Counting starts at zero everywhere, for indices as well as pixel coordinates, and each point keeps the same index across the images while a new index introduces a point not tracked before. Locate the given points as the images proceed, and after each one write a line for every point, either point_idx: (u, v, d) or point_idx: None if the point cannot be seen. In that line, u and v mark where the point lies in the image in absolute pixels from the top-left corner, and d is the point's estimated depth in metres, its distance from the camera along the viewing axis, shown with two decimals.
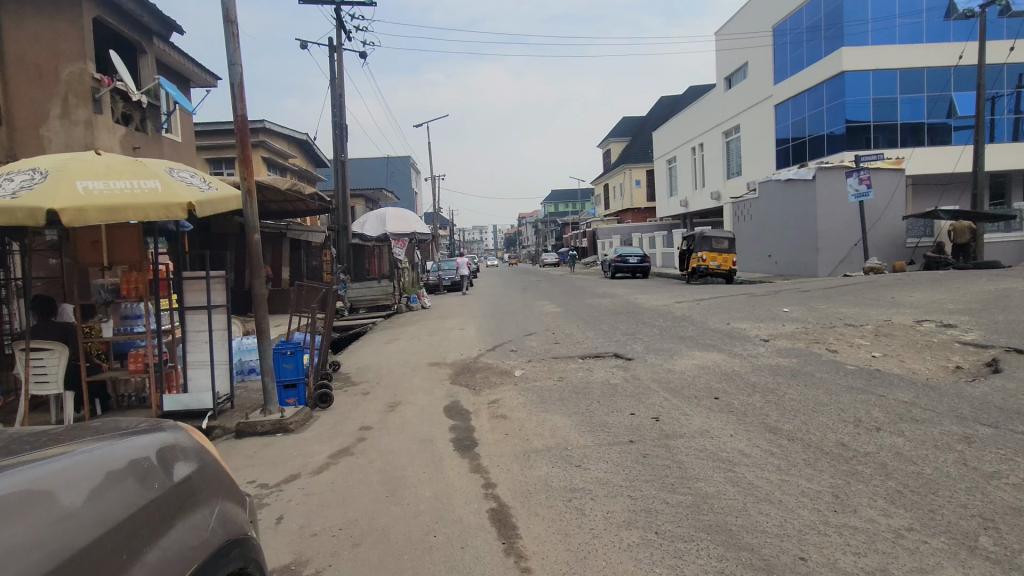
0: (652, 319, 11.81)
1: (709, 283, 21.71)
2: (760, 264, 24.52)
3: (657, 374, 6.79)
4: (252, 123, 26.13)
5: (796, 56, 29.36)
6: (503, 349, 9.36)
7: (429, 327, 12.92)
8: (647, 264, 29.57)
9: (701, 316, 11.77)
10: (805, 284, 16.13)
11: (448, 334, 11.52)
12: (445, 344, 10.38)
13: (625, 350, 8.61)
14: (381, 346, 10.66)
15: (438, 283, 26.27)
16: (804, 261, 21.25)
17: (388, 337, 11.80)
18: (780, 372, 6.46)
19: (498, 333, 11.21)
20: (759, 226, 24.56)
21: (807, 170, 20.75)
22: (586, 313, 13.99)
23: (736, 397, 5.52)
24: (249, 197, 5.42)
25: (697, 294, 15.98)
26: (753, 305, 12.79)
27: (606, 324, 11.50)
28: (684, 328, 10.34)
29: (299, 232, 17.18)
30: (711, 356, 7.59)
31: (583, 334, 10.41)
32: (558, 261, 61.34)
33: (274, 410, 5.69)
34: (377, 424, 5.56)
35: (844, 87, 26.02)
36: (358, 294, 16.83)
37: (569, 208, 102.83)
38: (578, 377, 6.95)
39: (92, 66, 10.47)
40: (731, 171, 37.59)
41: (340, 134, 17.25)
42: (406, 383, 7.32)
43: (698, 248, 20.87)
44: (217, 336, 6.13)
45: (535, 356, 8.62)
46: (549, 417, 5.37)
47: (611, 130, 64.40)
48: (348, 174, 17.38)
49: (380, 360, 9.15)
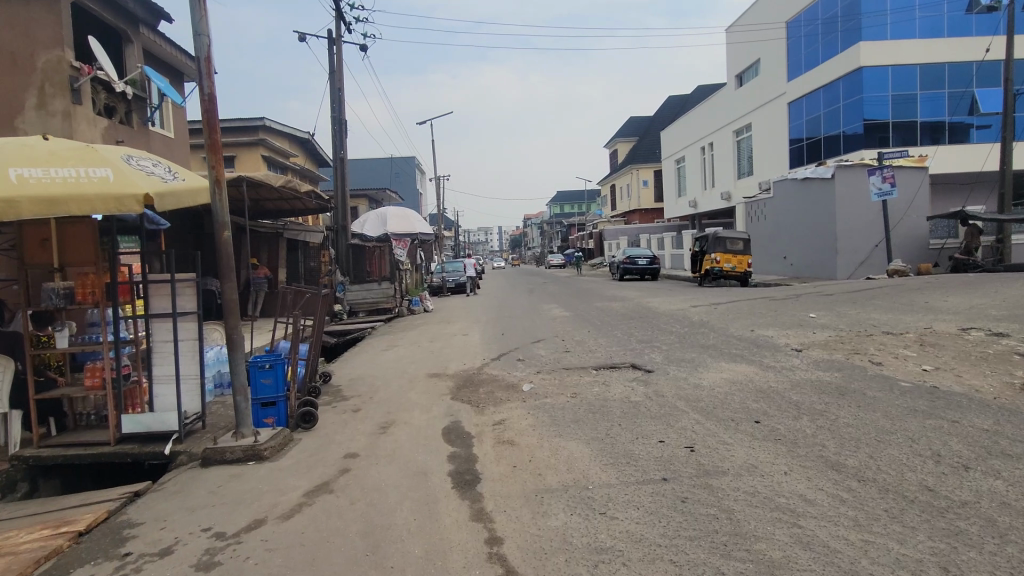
0: (668, 325, 11.06)
1: (722, 286, 20.94)
2: (774, 266, 23.71)
3: (682, 391, 6.03)
4: (252, 121, 25.53)
5: (811, 52, 28.56)
6: (509, 359, 8.60)
7: (431, 332, 12.20)
8: (656, 265, 28.78)
9: (721, 322, 10.98)
10: (826, 287, 15.33)
11: (450, 341, 10.79)
12: (446, 352, 9.65)
13: (643, 360, 7.85)
14: (377, 354, 9.94)
15: (442, 285, 25.56)
16: (822, 263, 20.48)
17: (386, 343, 11.08)
18: (824, 389, 5.68)
19: (503, 340, 10.46)
20: (773, 226, 23.75)
21: (826, 167, 19.94)
22: (596, 317, 13.24)
23: (780, 422, 4.76)
24: (218, 189, 4.75)
25: (714, 298, 15.22)
26: (776, 310, 12.00)
27: (620, 330, 10.73)
28: (705, 336, 9.58)
29: (297, 232, 16.69)
30: (741, 369, 6.82)
31: (596, 342, 9.67)
32: (565, 263, 60.54)
33: (248, 433, 4.96)
34: (365, 450, 4.82)
35: (861, 83, 25.26)
36: (358, 297, 16.37)
37: (575, 209, 101.95)
38: (593, 393, 6.20)
39: (71, 54, 9.87)
40: (742, 171, 36.78)
41: (339, 129, 16.57)
42: (401, 398, 6.58)
43: (712, 249, 20.08)
44: (186, 346, 5.42)
45: (545, 367, 7.87)
46: (564, 444, 4.62)
47: (618, 130, 63.61)
48: (348, 171, 16.70)
49: (375, 370, 8.42)
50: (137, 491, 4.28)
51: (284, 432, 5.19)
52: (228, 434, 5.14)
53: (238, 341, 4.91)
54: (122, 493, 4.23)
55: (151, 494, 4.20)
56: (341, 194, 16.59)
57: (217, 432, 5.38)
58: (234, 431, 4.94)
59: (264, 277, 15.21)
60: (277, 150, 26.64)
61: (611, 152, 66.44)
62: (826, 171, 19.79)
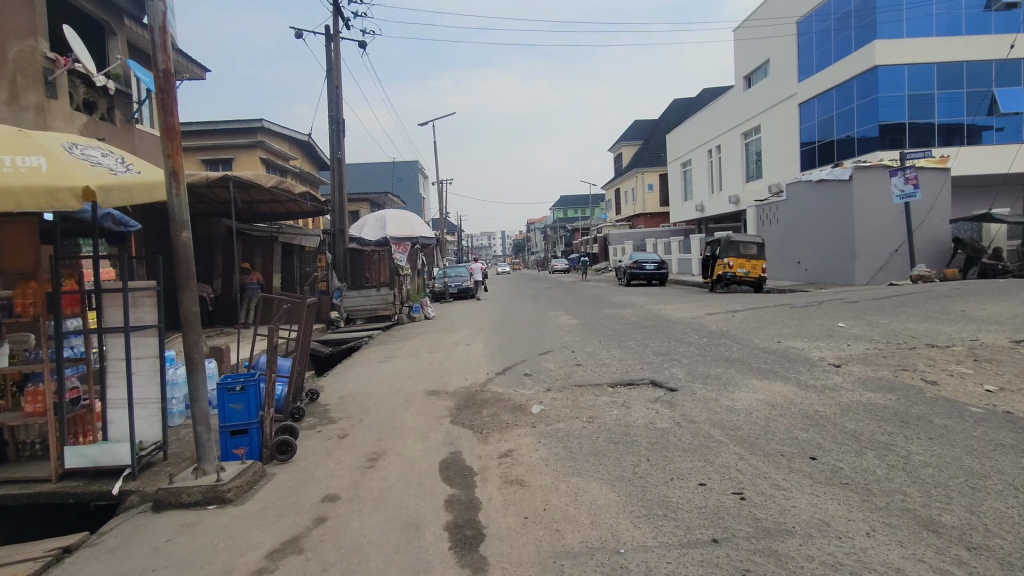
0: (686, 336, 10.29)
1: (735, 291, 20.17)
2: (789, 272, 22.91)
3: (715, 416, 5.27)
4: (250, 122, 24.77)
5: (823, 51, 27.87)
6: (516, 374, 7.84)
7: (431, 342, 11.47)
8: (664, 270, 28.01)
9: (744, 333, 10.19)
10: (848, 293, 14.55)
11: (451, 352, 10.03)
12: (447, 365, 8.91)
13: (664, 376, 7.10)
14: (373, 366, 9.18)
15: (444, 290, 24.81)
16: (838, 268, 19.76)
17: (383, 354, 10.33)
18: (882, 416, 4.91)
19: (508, 352, 9.70)
20: (785, 229, 23.04)
21: (842, 169, 19.23)
22: (607, 326, 12.48)
23: (840, 458, 4.00)
24: (175, 182, 4.06)
25: (730, 305, 14.46)
26: (800, 319, 11.22)
27: (634, 342, 9.95)
28: (727, 348, 8.83)
29: (291, 237, 16.28)
30: (778, 389, 6.06)
31: (609, 354, 8.93)
32: (569, 268, 59.74)
33: (211, 468, 4.22)
34: (348, 491, 4.08)
35: (876, 83, 24.49)
36: (356, 302, 15.67)
37: (578, 215, 101.25)
38: (613, 416, 5.43)
39: (46, 44, 9.20)
40: (751, 175, 36.02)
41: (336, 128, 15.89)
42: (394, 421, 5.85)
43: (724, 253, 19.30)
44: (145, 364, 4.73)
45: (555, 384, 7.11)
46: (585, 486, 3.86)
47: (623, 133, 62.95)
48: (345, 173, 15.98)
49: (369, 386, 7.69)
50: (68, 547, 3.54)
51: (256, 465, 4.46)
52: (188, 469, 4.39)
53: (200, 359, 4.19)
54: (49, 549, 3.50)
55: (84, 550, 3.48)
56: (337, 196, 15.94)
57: (179, 467, 4.65)
58: (195, 468, 4.20)
59: (257, 283, 14.78)
60: (276, 152, 26.00)
61: (616, 155, 65.80)
62: (843, 172, 19.08)
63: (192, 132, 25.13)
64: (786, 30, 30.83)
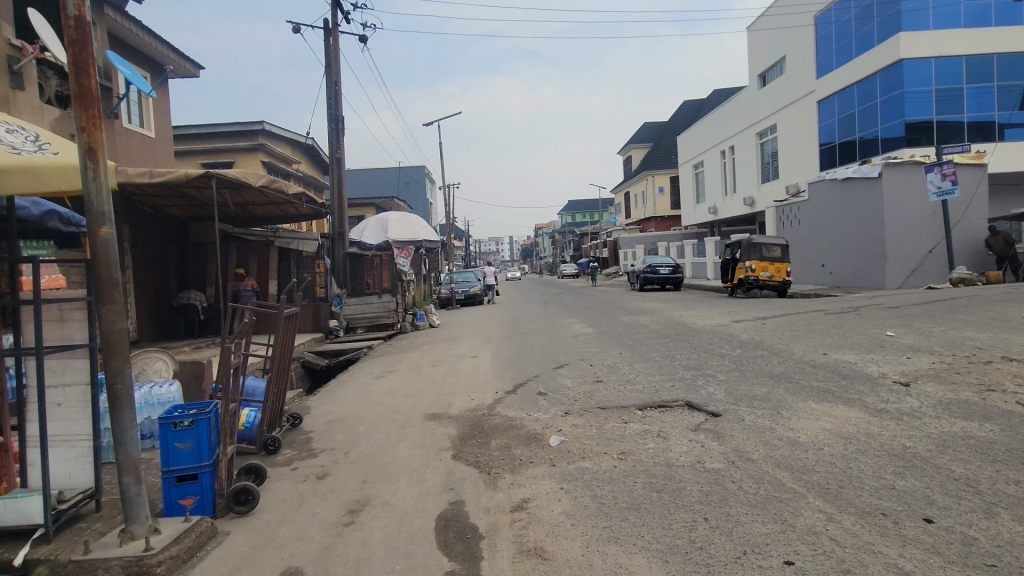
0: (716, 347, 9.29)
1: (757, 296, 19.10)
2: (811, 274, 21.90)
3: (777, 451, 4.30)
4: (250, 124, 23.99)
5: (843, 46, 26.82)
6: (528, 394, 6.87)
7: (435, 353, 10.55)
8: (679, 275, 26.98)
9: (781, 343, 9.15)
10: (884, 298, 13.50)
11: (455, 366, 9.06)
12: (451, 381, 7.99)
13: (702, 398, 6.10)
14: (369, 383, 8.24)
15: (450, 297, 23.89)
16: (868, 271, 18.71)
17: (382, 368, 9.39)
18: (993, 455, 3.91)
19: (519, 365, 8.75)
20: (807, 232, 22.00)
21: (871, 166, 18.18)
22: (626, 334, 11.50)
23: (967, 523, 3.01)
24: (91, 162, 3.15)
25: (756, 311, 13.44)
26: (840, 327, 10.16)
27: (658, 354, 8.94)
28: (766, 361, 7.81)
29: (289, 241, 15.05)
30: (845, 416, 5.06)
31: (634, 369, 7.94)
32: (578, 273, 58.70)
33: (141, 532, 3.28)
34: (314, 563, 3.13)
35: (901, 77, 23.40)
36: (356, 310, 14.89)
37: (587, 220, 100.17)
38: (649, 452, 4.44)
39: (10, 30, 8.38)
40: (767, 176, 34.95)
41: (336, 126, 15.04)
42: (385, 455, 4.91)
43: (746, 256, 18.23)
44: (73, 394, 3.85)
45: (575, 406, 6.12)
46: (630, 561, 2.89)
47: (633, 136, 61.95)
48: (344, 173, 15.12)
49: (362, 407, 6.77)
50: None
51: (202, 524, 3.52)
52: (116, 530, 3.46)
53: (127, 389, 3.26)
54: None
55: None
56: (336, 197, 15.09)
57: (112, 523, 3.74)
58: (120, 531, 3.27)
59: (252, 289, 14.06)
60: (278, 155, 25.11)
61: (626, 158, 64.84)
62: (871, 170, 18.05)
63: (192, 135, 24.41)
64: (804, 25, 29.80)
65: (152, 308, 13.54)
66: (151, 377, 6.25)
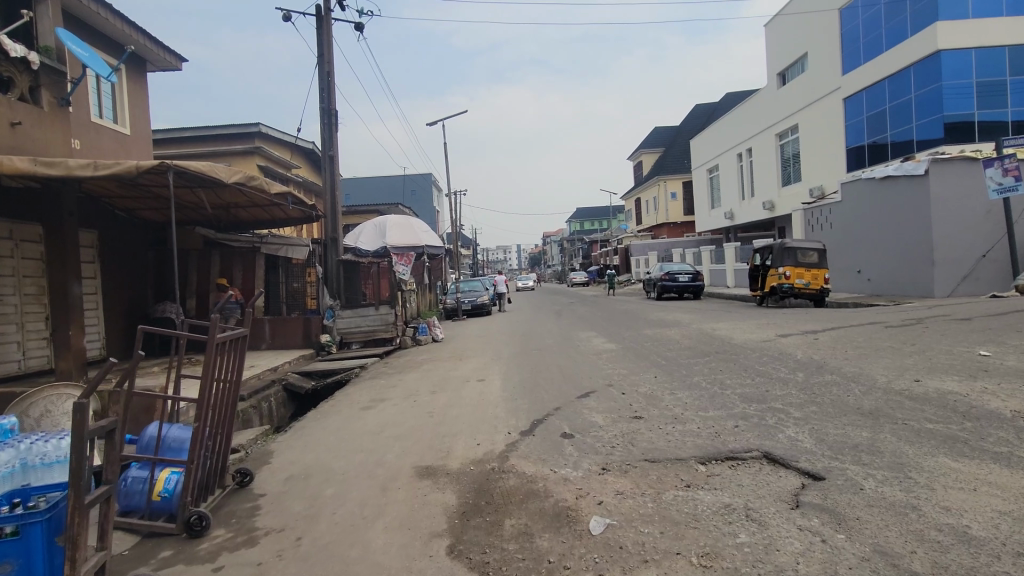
0: (771, 369, 7.74)
1: (790, 305, 17.52)
2: (846, 281, 20.39)
3: (951, 557, 2.78)
4: (246, 126, 22.88)
5: (873, 40, 25.34)
6: (551, 436, 5.38)
7: (436, 375, 9.09)
8: (699, 283, 25.39)
9: (851, 365, 7.59)
10: (944, 308, 11.94)
11: (458, 394, 7.54)
12: (453, 415, 6.51)
13: (785, 448, 4.57)
14: (353, 417, 6.72)
15: (456, 307, 22.44)
16: (911, 278, 17.32)
17: (372, 395, 7.88)
18: None
19: (536, 393, 7.26)
20: (841, 236, 20.38)
21: (914, 163, 16.74)
22: (656, 352, 9.95)
23: None
24: None
25: (801, 323, 11.88)
26: (915, 343, 8.60)
27: (703, 380, 7.41)
28: (846, 391, 6.25)
29: (276, 248, 13.73)
30: (1014, 483, 3.55)
31: (681, 400, 6.42)
32: (588, 282, 57.20)
33: None
34: None
35: (938, 70, 21.86)
36: (351, 324, 13.58)
37: (597, 228, 98.65)
38: (744, 553, 2.92)
39: None
40: (788, 178, 33.40)
41: (329, 120, 13.67)
42: (353, 545, 3.41)
43: (779, 262, 16.66)
44: None
45: (614, 458, 4.61)
46: None
47: (644, 141, 60.55)
48: (338, 171, 13.71)
49: (336, 453, 5.29)
50: None
51: None
52: None
53: None
54: None
55: None
56: (329, 199, 13.74)
57: None
58: None
59: (236, 300, 12.69)
60: (276, 159, 23.87)
61: (636, 164, 63.51)
62: (916, 166, 16.56)
63: (187, 138, 23.38)
64: (827, 21, 28.39)
65: (124, 323, 12.19)
66: (60, 421, 4.89)
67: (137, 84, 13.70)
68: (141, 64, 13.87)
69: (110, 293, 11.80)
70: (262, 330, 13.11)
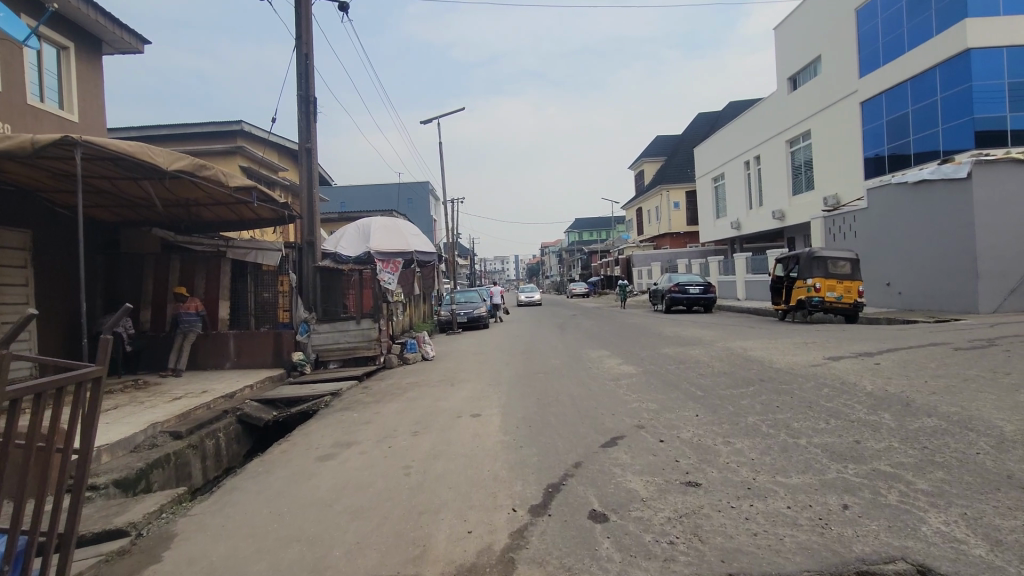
0: (845, 408, 6.08)
1: (819, 321, 15.89)
2: (874, 295, 18.80)
3: None
4: (228, 124, 21.29)
5: (893, 40, 24.01)
6: (576, 519, 3.71)
7: (421, 408, 7.39)
8: (710, 295, 23.74)
9: (948, 403, 5.94)
10: (1010, 328, 10.38)
11: (445, 438, 5.85)
12: (435, 472, 4.82)
13: (948, 558, 2.93)
14: (303, 474, 5.02)
15: (451, 319, 20.75)
16: (949, 292, 15.80)
17: (337, 437, 6.19)
18: None
19: (545, 438, 5.57)
20: (867, 246, 18.84)
21: (955, 165, 15.25)
22: (686, 379, 8.28)
23: None
24: None
25: (847, 344, 10.25)
26: (1013, 374, 6.95)
27: (762, 422, 5.74)
28: (971, 446, 4.59)
29: (245, 253, 11.77)
30: None
31: (745, 456, 4.75)
32: (588, 293, 55.57)
33: None
34: None
35: (968, 69, 20.44)
36: (328, 340, 11.97)
37: (596, 238, 97.17)
38: None
39: None
40: (800, 187, 31.95)
41: (307, 109, 12.08)
42: None
43: (807, 272, 15.04)
44: None
45: (681, 572, 2.96)
46: None
47: (645, 149, 59.24)
48: (316, 166, 12.09)
49: (259, 546, 3.60)
50: None
51: None
52: None
53: None
54: None
55: None
56: (307, 199, 12.16)
57: None
58: None
59: (197, 313, 10.99)
60: (261, 160, 22.20)
61: (638, 172, 62.08)
62: (956, 169, 15.15)
63: (165, 136, 21.82)
64: (843, 21, 27.08)
65: (64, 338, 10.47)
66: None
67: (90, 67, 12.10)
68: (97, 46, 12.34)
69: (47, 301, 10.13)
70: (226, 346, 11.51)
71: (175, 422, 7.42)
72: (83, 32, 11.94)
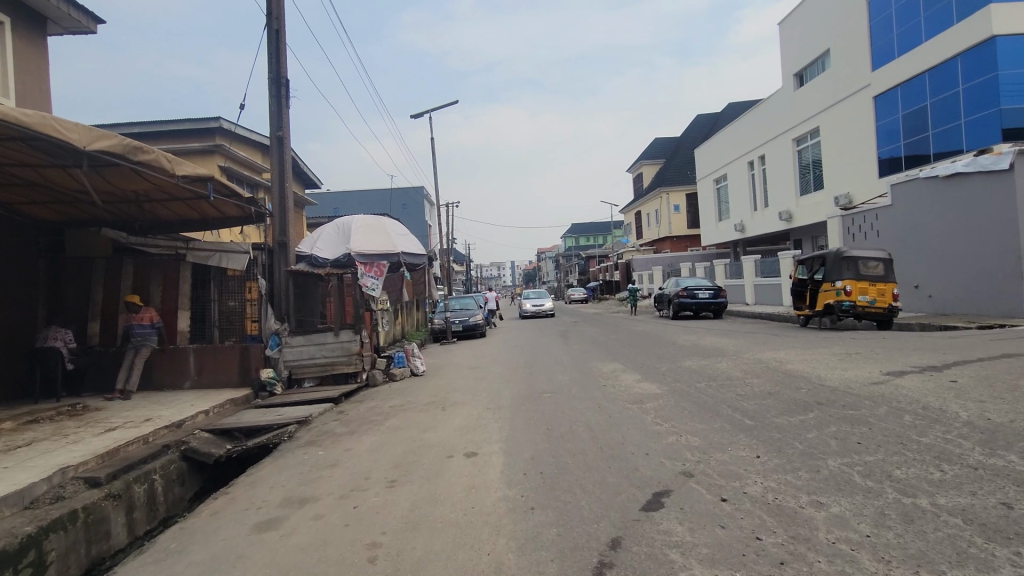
0: (952, 447, 4.65)
1: (845, 327, 14.62)
2: (902, 298, 17.44)
3: None
4: (205, 121, 19.58)
5: (908, 30, 22.78)
6: None
7: (402, 444, 5.91)
8: (721, 299, 22.32)
9: None
10: None
11: (432, 493, 4.38)
12: (412, 556, 3.36)
13: None
14: (227, 557, 3.56)
15: (445, 328, 19.26)
16: (990, 295, 14.45)
17: (291, 490, 4.72)
18: None
19: (566, 495, 4.11)
20: (892, 246, 17.51)
21: (994, 156, 13.99)
22: (724, 402, 6.83)
23: None
24: None
25: (899, 355, 8.91)
26: None
27: (851, 470, 4.32)
28: None
29: (207, 257, 10.31)
30: None
31: (855, 530, 3.31)
32: (587, 299, 54.13)
33: None
34: None
35: (994, 58, 19.14)
36: (302, 355, 10.52)
37: (593, 243, 95.77)
38: None
39: None
40: (807, 186, 30.67)
41: (278, 93, 10.66)
42: None
43: (836, 274, 13.72)
44: None
45: None
46: None
47: (644, 152, 58.05)
48: (288, 157, 10.64)
49: None
50: None
51: None
52: None
53: None
54: None
55: None
56: (278, 195, 10.70)
57: None
58: None
59: (152, 324, 9.51)
60: (242, 159, 20.59)
61: (636, 176, 60.81)
62: (996, 160, 13.85)
63: (138, 134, 20.17)
64: (853, 12, 25.90)
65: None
66: None
67: (32, 47, 10.65)
68: (42, 24, 10.91)
69: None
70: (185, 363, 10.05)
71: (97, 464, 5.95)
72: (24, 7, 10.50)
